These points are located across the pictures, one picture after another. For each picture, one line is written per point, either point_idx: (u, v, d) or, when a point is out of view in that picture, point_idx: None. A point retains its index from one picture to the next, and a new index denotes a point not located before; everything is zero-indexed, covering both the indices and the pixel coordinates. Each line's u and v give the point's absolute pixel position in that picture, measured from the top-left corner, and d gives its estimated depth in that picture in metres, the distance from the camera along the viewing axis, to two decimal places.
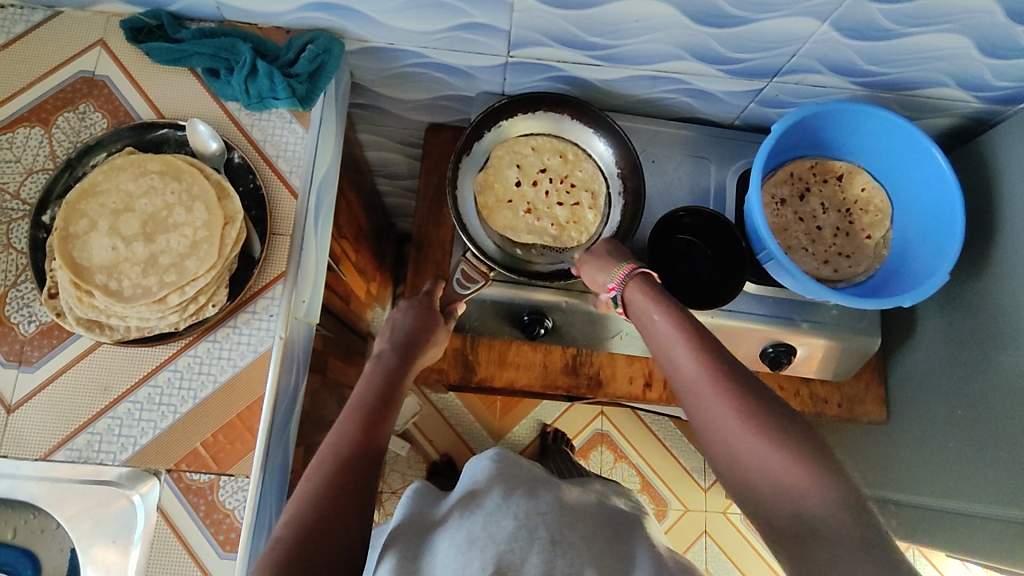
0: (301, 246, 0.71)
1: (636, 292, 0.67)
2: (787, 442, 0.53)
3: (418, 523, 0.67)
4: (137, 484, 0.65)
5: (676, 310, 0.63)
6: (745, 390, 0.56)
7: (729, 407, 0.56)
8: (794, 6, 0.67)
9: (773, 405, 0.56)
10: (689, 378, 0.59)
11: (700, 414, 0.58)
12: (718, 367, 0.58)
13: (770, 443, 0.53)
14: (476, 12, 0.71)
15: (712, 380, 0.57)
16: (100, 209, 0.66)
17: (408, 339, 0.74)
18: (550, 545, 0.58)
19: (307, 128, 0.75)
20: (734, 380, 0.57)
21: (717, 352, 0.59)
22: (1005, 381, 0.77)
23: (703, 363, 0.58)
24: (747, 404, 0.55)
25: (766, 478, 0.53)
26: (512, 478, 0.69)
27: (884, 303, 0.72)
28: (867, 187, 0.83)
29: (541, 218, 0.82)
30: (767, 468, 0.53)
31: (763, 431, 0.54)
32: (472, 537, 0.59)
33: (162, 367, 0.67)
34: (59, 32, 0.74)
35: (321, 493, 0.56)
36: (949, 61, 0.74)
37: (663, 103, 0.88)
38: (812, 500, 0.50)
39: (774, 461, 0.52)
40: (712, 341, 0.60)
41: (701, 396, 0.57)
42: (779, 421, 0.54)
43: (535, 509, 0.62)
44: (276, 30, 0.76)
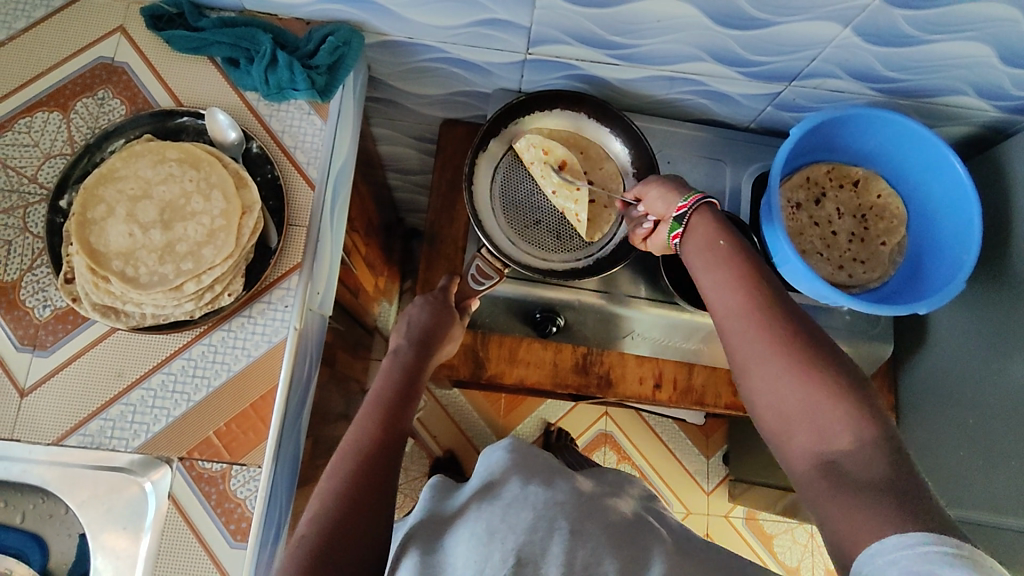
0: (318, 237, 0.71)
1: (694, 222, 0.62)
2: (834, 388, 0.50)
3: (435, 519, 0.68)
4: (149, 472, 0.65)
5: (732, 240, 0.59)
6: (795, 326, 0.54)
7: (777, 346, 0.53)
8: (817, 10, 0.67)
9: (823, 349, 0.53)
10: (735, 308, 0.56)
11: (742, 351, 0.55)
12: (772, 306, 0.55)
13: (815, 387, 0.51)
14: (498, 8, 0.71)
15: (763, 318, 0.54)
16: (118, 195, 0.66)
17: (424, 335, 0.73)
18: (569, 535, 0.59)
19: (325, 120, 0.75)
20: (785, 321, 0.54)
21: (771, 287, 0.56)
22: (1017, 391, 0.77)
23: (756, 298, 0.55)
24: (798, 345, 0.53)
25: (806, 421, 0.51)
26: (528, 468, 0.70)
27: (900, 310, 0.72)
28: (883, 193, 0.83)
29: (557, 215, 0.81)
30: (808, 411, 0.51)
31: (811, 372, 0.51)
32: (491, 528, 0.60)
33: (177, 355, 0.67)
34: (79, 18, 0.74)
35: (343, 494, 0.57)
36: (969, 69, 0.74)
37: (679, 104, 0.88)
38: (850, 448, 0.49)
39: (815, 406, 0.50)
40: (767, 278, 0.56)
41: (749, 332, 0.54)
42: (828, 365, 0.52)
43: (552, 500, 0.63)
44: (296, 21, 0.76)
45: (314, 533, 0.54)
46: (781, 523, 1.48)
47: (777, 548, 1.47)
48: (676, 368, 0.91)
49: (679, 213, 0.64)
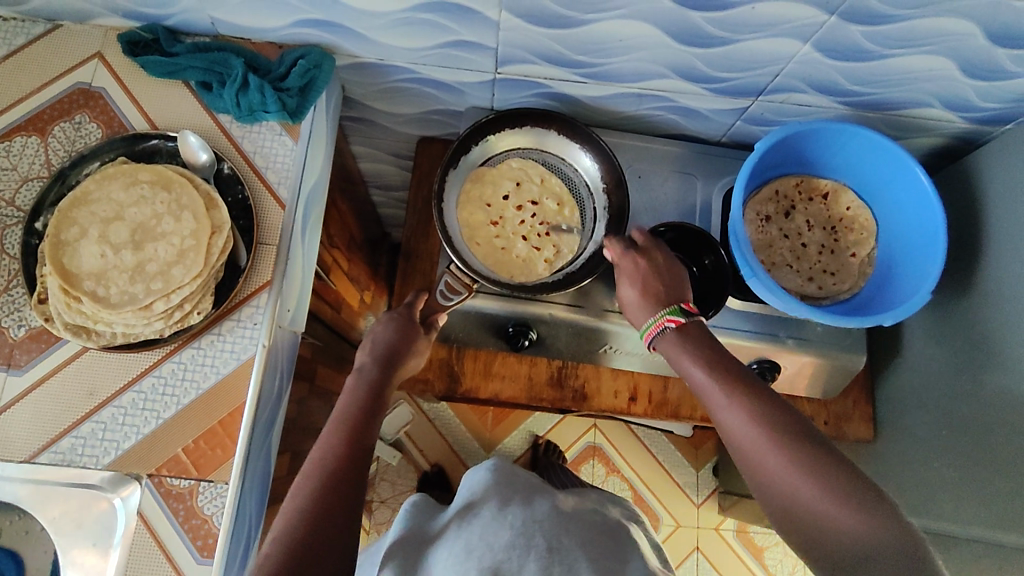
0: (288, 255, 0.73)
1: (670, 344, 0.68)
2: (839, 484, 0.54)
3: (414, 537, 0.68)
4: (118, 489, 0.66)
5: (718, 358, 0.65)
6: (792, 431, 0.58)
7: (781, 454, 0.57)
8: (776, 28, 0.67)
9: (819, 447, 0.57)
10: (737, 425, 0.60)
11: (753, 466, 0.59)
12: (769, 416, 0.59)
13: (825, 486, 0.54)
14: (463, 30, 0.72)
15: (765, 430, 0.58)
16: (91, 217, 0.67)
17: (389, 352, 0.72)
18: (546, 552, 0.60)
19: (296, 141, 0.76)
20: (782, 428, 0.58)
21: (763, 396, 0.61)
22: (991, 403, 0.77)
23: (754, 411, 0.60)
24: (798, 451, 0.57)
25: (826, 524, 0.54)
26: (508, 488, 0.71)
27: (866, 321, 0.72)
28: (851, 206, 0.84)
29: (524, 244, 0.83)
30: (825, 512, 0.54)
31: (812, 468, 0.55)
32: (468, 547, 0.61)
33: (147, 373, 0.68)
34: (58, 44, 0.76)
35: (307, 510, 0.57)
36: (934, 82, 0.75)
37: (650, 120, 0.89)
38: (869, 538, 0.51)
39: (830, 505, 0.54)
40: (756, 391, 0.61)
41: (754, 448, 0.58)
42: (830, 462, 0.56)
43: (531, 518, 0.64)
44: (269, 45, 0.77)
45: (279, 550, 0.54)
46: (772, 535, 1.47)
47: (768, 561, 1.46)
48: (651, 382, 0.92)
49: (652, 338, 0.70)
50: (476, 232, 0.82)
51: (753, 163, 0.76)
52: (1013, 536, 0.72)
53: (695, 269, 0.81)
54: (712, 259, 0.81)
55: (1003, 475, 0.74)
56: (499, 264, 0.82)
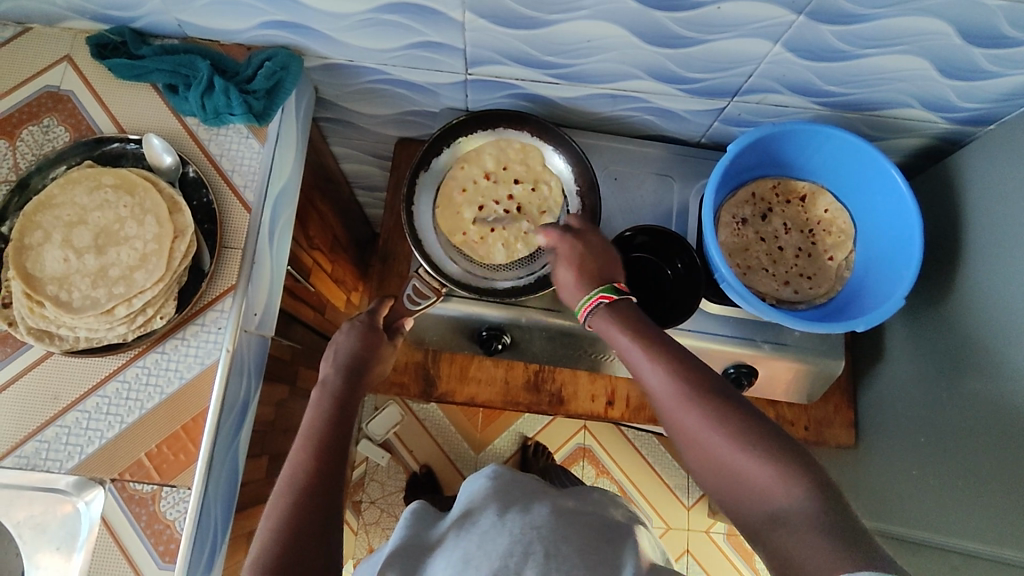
0: (253, 259, 0.72)
1: (600, 319, 0.66)
2: (756, 441, 0.53)
3: (412, 547, 0.67)
4: (82, 493, 0.67)
5: (641, 328, 0.63)
6: (711, 393, 0.57)
7: (698, 415, 0.56)
8: (745, 28, 0.66)
9: (737, 405, 0.56)
10: (662, 394, 0.59)
11: (675, 428, 0.58)
12: (690, 380, 0.58)
13: (738, 445, 0.54)
14: (430, 32, 0.71)
15: (683, 393, 0.58)
16: (54, 221, 0.67)
17: (353, 362, 0.71)
18: (543, 560, 0.59)
19: (263, 143, 0.76)
20: (701, 390, 0.57)
21: (683, 361, 0.60)
22: (970, 409, 0.75)
23: (679, 378, 0.59)
24: (717, 412, 0.56)
25: (742, 482, 0.53)
26: (507, 495, 0.70)
27: (840, 327, 0.71)
28: (830, 208, 0.82)
29: (470, 217, 0.80)
30: (743, 474, 0.53)
31: (731, 429, 0.55)
32: (466, 557, 0.61)
33: (111, 377, 0.68)
34: (27, 47, 0.76)
35: (281, 529, 0.57)
36: (909, 82, 0.73)
37: (627, 121, 0.88)
38: (777, 495, 0.51)
39: (742, 463, 0.53)
40: (677, 355, 0.61)
41: (673, 411, 0.58)
42: (748, 420, 0.55)
43: (530, 524, 0.63)
44: (238, 47, 0.77)
45: (252, 571, 0.53)
46: None
47: (759, 565, 1.44)
48: (628, 386, 0.91)
49: (586, 314, 0.67)
50: (468, 164, 0.82)
51: (726, 166, 0.75)
52: (984, 545, 0.71)
53: (666, 272, 0.81)
54: (684, 262, 0.80)
55: (981, 483, 0.72)
56: (446, 195, 0.81)
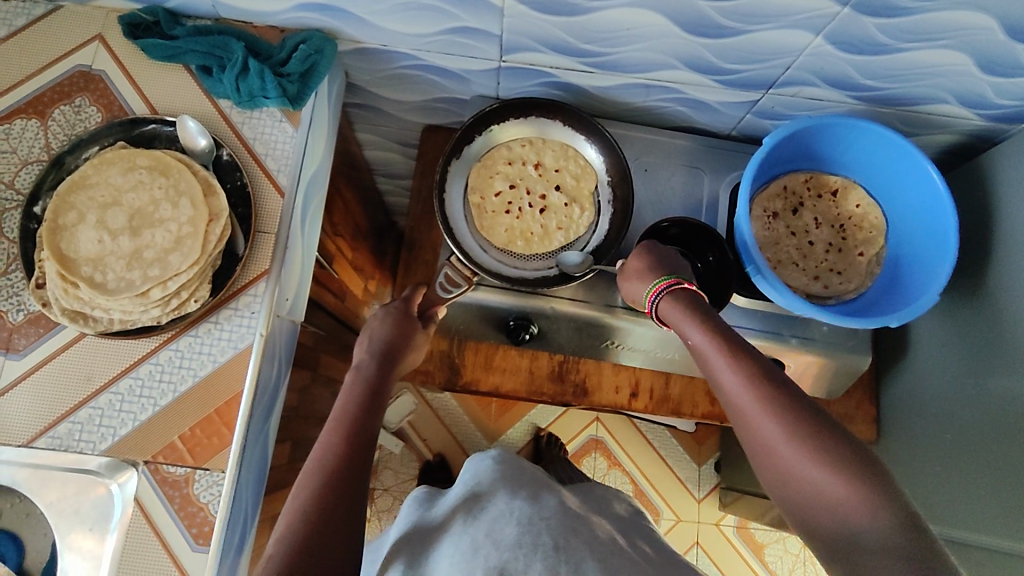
0: (286, 244, 0.72)
1: (672, 309, 0.66)
2: (835, 457, 0.53)
3: (419, 532, 0.69)
4: (116, 474, 0.66)
5: (718, 329, 0.62)
6: (789, 404, 0.56)
7: (776, 424, 0.56)
8: (787, 19, 0.65)
9: (816, 418, 0.56)
10: (737, 399, 0.59)
11: (748, 434, 0.58)
12: (769, 389, 0.57)
13: (818, 460, 0.53)
14: (467, 17, 0.70)
15: (759, 399, 0.57)
16: (89, 202, 0.67)
17: (387, 349, 0.71)
18: (553, 551, 0.58)
19: (297, 128, 0.75)
20: (780, 399, 0.56)
21: (761, 368, 0.59)
22: (995, 406, 0.75)
23: (757, 386, 0.58)
24: (798, 423, 0.55)
25: (822, 500, 0.53)
26: (515, 482, 0.71)
27: (873, 322, 0.71)
28: (861, 204, 0.82)
29: (498, 189, 0.81)
30: (820, 492, 0.53)
31: (811, 443, 0.54)
32: (475, 544, 0.61)
33: (144, 360, 0.68)
34: (58, 26, 0.75)
35: (310, 506, 0.56)
36: (948, 77, 0.72)
37: (659, 112, 0.87)
38: (859, 519, 0.51)
39: (821, 477, 0.53)
40: (757, 360, 0.60)
41: (749, 418, 0.58)
42: (826, 436, 0.54)
43: (538, 515, 0.64)
44: (271, 29, 0.76)
45: (286, 548, 0.53)
46: (773, 532, 1.47)
47: (768, 558, 1.45)
48: (652, 378, 0.91)
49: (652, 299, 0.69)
50: (530, 145, 0.83)
51: (761, 159, 0.75)
52: (1005, 541, 0.72)
53: (698, 265, 0.80)
54: (716, 256, 0.80)
55: (1004, 480, 0.73)
56: (495, 154, 0.83)
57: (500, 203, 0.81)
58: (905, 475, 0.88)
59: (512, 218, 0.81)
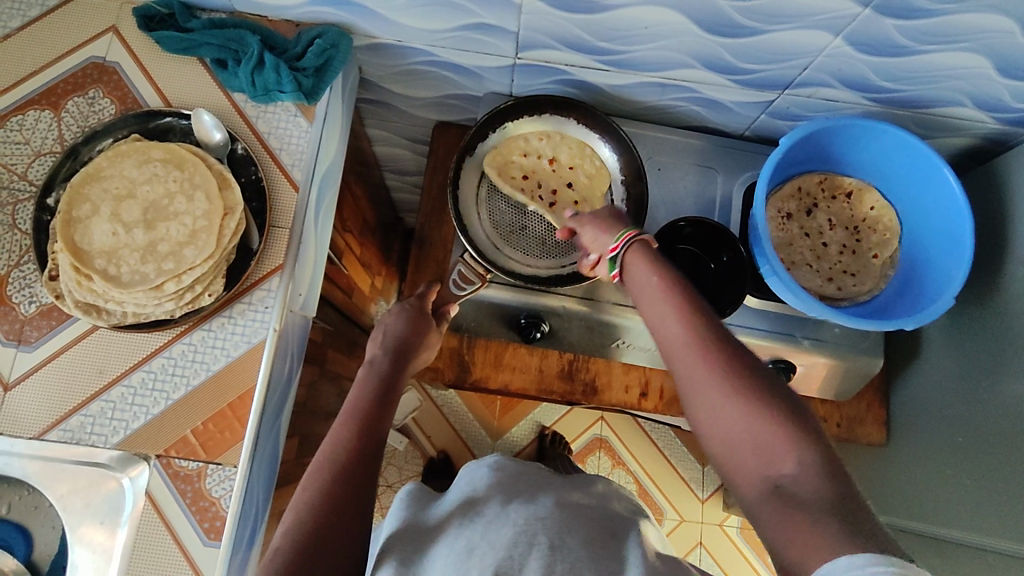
0: (300, 239, 0.72)
1: (631, 257, 0.62)
2: (773, 409, 0.50)
3: (415, 528, 0.68)
4: (127, 467, 0.66)
5: (668, 274, 0.59)
6: (732, 354, 0.53)
7: (714, 372, 0.52)
8: (807, 19, 0.65)
9: (751, 367, 0.52)
10: (678, 345, 0.55)
11: (682, 382, 0.54)
12: (711, 338, 0.54)
13: (756, 412, 0.50)
14: (484, 13, 0.70)
15: (700, 346, 0.54)
16: (103, 194, 0.66)
17: (401, 344, 0.71)
18: (548, 550, 0.58)
19: (311, 123, 0.75)
20: (722, 348, 0.53)
21: (708, 316, 0.55)
22: (1007, 410, 0.75)
23: (699, 333, 0.54)
24: (737, 373, 0.52)
25: (754, 452, 0.49)
26: (513, 487, 0.70)
27: (887, 325, 0.70)
28: (876, 206, 0.82)
29: (513, 180, 0.80)
30: (755, 444, 0.49)
31: (749, 394, 0.51)
32: (471, 545, 0.61)
33: (157, 353, 0.68)
34: (72, 16, 0.74)
35: (320, 500, 0.56)
36: (966, 80, 0.72)
37: (673, 111, 0.87)
38: (790, 472, 0.47)
39: (753, 426, 0.50)
40: (701, 308, 0.56)
41: (686, 365, 0.54)
42: (764, 385, 0.51)
43: (533, 515, 0.63)
44: (286, 23, 0.76)
45: (295, 541, 0.52)
46: None
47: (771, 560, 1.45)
48: (662, 377, 0.91)
49: (615, 253, 0.64)
50: (546, 138, 0.82)
51: (777, 159, 0.75)
52: (1015, 545, 0.72)
53: (711, 264, 0.81)
54: (730, 255, 0.80)
55: (1015, 484, 0.73)
56: (512, 144, 0.82)
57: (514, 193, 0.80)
58: (916, 478, 0.88)
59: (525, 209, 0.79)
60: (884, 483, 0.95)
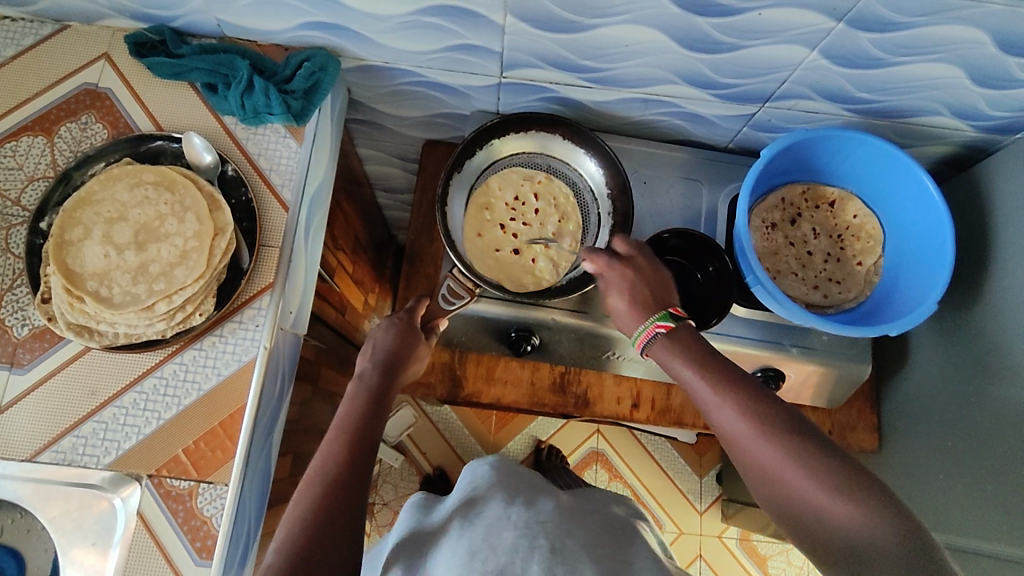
0: (290, 258, 0.73)
1: (661, 348, 0.66)
2: (836, 476, 0.54)
3: (417, 535, 0.69)
4: (119, 489, 0.66)
5: (706, 360, 0.63)
6: (784, 430, 0.57)
7: (773, 450, 0.56)
8: (783, 34, 0.67)
9: (809, 435, 0.57)
10: (732, 430, 0.59)
11: (747, 464, 0.58)
12: (764, 419, 0.58)
13: (823, 483, 0.54)
14: (468, 34, 0.72)
15: (755, 427, 0.58)
16: (95, 217, 0.67)
17: (390, 359, 0.71)
18: (549, 554, 0.58)
19: (301, 143, 0.76)
20: (772, 419, 0.58)
21: (753, 396, 0.60)
22: (995, 414, 0.76)
23: (752, 417, 0.58)
24: (787, 442, 0.56)
25: (828, 523, 0.53)
26: (513, 488, 0.71)
27: (870, 331, 0.71)
28: (858, 214, 0.83)
29: (498, 208, 0.84)
30: (826, 511, 0.53)
31: (813, 466, 0.54)
32: (472, 548, 0.60)
33: (149, 373, 0.68)
34: (66, 44, 0.76)
35: (310, 519, 0.55)
36: (941, 90, 0.74)
37: (657, 125, 0.88)
38: (861, 533, 0.51)
39: (818, 493, 0.53)
40: (747, 387, 0.61)
41: (754, 455, 0.57)
42: (820, 449, 0.56)
43: (534, 519, 0.63)
44: (275, 47, 0.77)
45: (284, 560, 0.52)
46: (776, 544, 1.46)
47: (772, 570, 1.44)
48: (654, 388, 0.91)
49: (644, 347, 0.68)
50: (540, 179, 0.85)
51: (759, 170, 0.76)
52: (1008, 548, 0.72)
53: (698, 276, 0.82)
54: (716, 266, 0.81)
55: (1008, 487, 0.73)
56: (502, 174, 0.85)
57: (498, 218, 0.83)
58: (909, 485, 0.88)
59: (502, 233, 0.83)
60: None
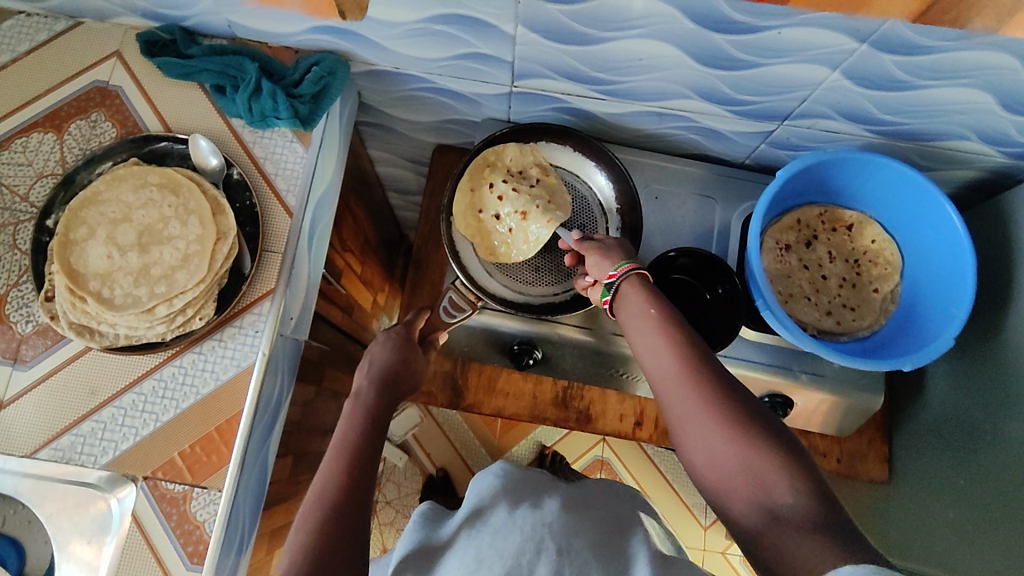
0: (291, 265, 0.72)
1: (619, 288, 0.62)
2: (765, 438, 0.52)
3: (425, 548, 0.65)
4: (116, 488, 0.67)
5: (654, 304, 0.59)
6: (719, 387, 0.54)
7: (703, 404, 0.54)
8: (804, 54, 0.64)
9: (743, 397, 0.54)
10: (667, 379, 0.56)
11: (675, 416, 0.56)
12: (702, 373, 0.55)
13: (753, 444, 0.51)
14: (479, 43, 0.70)
15: (692, 379, 0.55)
16: (100, 217, 0.68)
17: (388, 375, 0.70)
18: (556, 556, 0.56)
19: (307, 148, 0.75)
20: (709, 374, 0.55)
21: (694, 347, 0.57)
22: (1011, 453, 0.73)
23: (693, 369, 0.55)
24: (721, 398, 0.54)
25: (752, 485, 0.51)
26: (518, 493, 0.68)
27: (884, 365, 0.69)
28: (877, 239, 0.81)
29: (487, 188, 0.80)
30: (752, 473, 0.51)
31: (743, 426, 0.52)
32: (479, 556, 0.58)
33: (148, 375, 0.68)
34: (80, 41, 0.76)
35: (311, 543, 0.54)
36: (970, 115, 0.71)
37: (671, 139, 0.86)
38: (784, 497, 0.49)
39: (746, 454, 0.51)
40: (689, 336, 0.58)
41: (678, 400, 0.55)
42: (752, 412, 0.53)
43: (541, 520, 0.61)
44: (285, 50, 0.77)
45: None
46: None
47: None
48: (658, 408, 0.90)
49: (611, 281, 0.63)
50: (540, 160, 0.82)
51: (774, 192, 0.74)
52: None
53: (707, 296, 0.80)
54: (725, 288, 0.79)
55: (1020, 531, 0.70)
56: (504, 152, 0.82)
57: (487, 198, 0.80)
58: (918, 519, 0.85)
59: (488, 213, 0.80)
60: (886, 521, 0.93)
